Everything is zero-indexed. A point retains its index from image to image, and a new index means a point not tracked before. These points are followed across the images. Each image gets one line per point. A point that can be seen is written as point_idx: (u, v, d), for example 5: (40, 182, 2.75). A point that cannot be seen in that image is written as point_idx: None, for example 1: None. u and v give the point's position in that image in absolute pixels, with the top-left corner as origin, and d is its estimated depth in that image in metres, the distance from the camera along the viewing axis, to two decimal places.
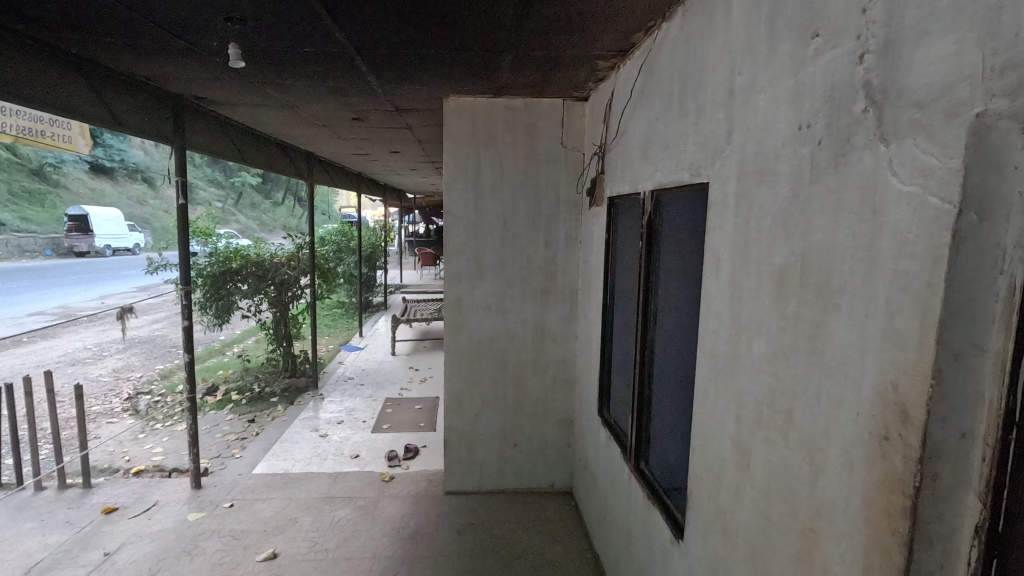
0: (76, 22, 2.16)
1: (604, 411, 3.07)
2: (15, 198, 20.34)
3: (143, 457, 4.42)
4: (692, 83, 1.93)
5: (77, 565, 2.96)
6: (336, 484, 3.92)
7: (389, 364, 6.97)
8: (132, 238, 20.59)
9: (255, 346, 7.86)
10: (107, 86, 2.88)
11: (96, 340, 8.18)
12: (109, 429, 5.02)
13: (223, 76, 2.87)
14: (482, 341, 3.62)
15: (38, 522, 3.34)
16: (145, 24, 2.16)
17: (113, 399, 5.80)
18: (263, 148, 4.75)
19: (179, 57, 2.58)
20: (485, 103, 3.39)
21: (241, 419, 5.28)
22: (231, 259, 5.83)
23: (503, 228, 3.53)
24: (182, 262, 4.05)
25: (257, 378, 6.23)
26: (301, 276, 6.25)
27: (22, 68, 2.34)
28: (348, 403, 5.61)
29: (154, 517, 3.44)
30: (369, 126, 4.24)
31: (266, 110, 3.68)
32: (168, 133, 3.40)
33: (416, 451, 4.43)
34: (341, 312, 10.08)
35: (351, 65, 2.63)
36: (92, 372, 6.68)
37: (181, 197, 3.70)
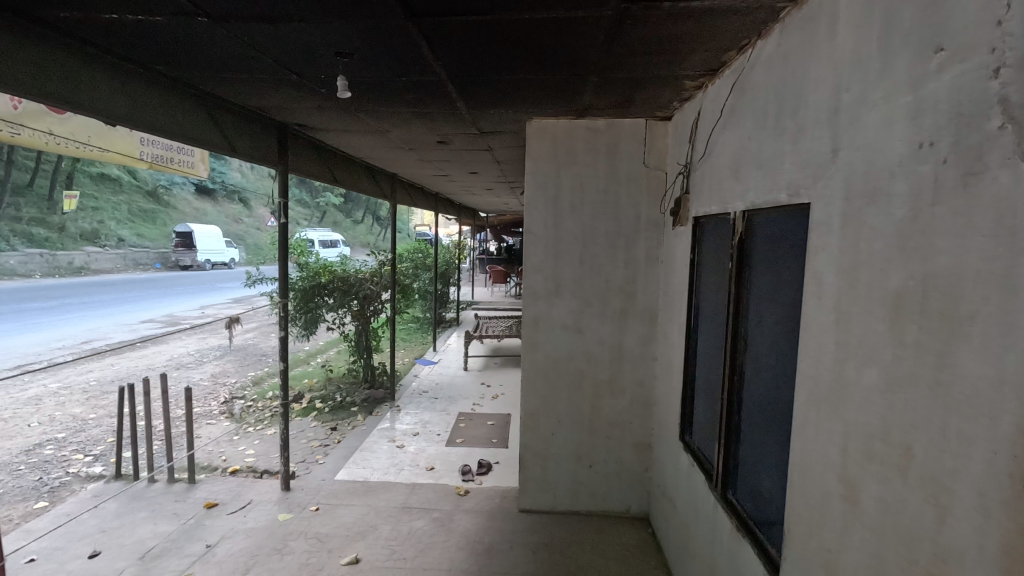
0: (206, 61, 2.41)
1: (686, 436, 2.98)
2: (133, 217, 22.75)
3: (237, 457, 4.74)
4: (790, 101, 1.87)
5: (183, 554, 3.21)
6: (413, 494, 4.02)
7: (463, 379, 7.10)
8: (229, 254, 22.44)
9: (337, 357, 8.26)
10: (224, 115, 3.18)
11: (198, 347, 8.92)
12: (208, 430, 5.43)
13: (325, 105, 3.10)
14: (558, 359, 3.62)
15: (151, 512, 3.67)
16: (267, 62, 2.39)
17: (212, 402, 6.28)
18: (353, 169, 5.03)
19: (289, 89, 2.80)
20: (567, 124, 3.45)
21: (323, 426, 5.55)
22: (320, 274, 6.19)
23: (582, 247, 3.54)
24: (280, 276, 4.34)
25: (339, 388, 6.53)
26: (382, 291, 6.49)
27: (153, 100, 2.63)
28: (423, 416, 5.75)
29: (248, 514, 3.67)
30: (453, 149, 4.41)
31: (359, 135, 3.92)
32: (273, 157, 3.68)
33: (489, 466, 4.48)
34: (416, 327, 10.42)
35: (444, 91, 2.76)
36: (194, 375, 7.30)
37: (283, 217, 4.00)
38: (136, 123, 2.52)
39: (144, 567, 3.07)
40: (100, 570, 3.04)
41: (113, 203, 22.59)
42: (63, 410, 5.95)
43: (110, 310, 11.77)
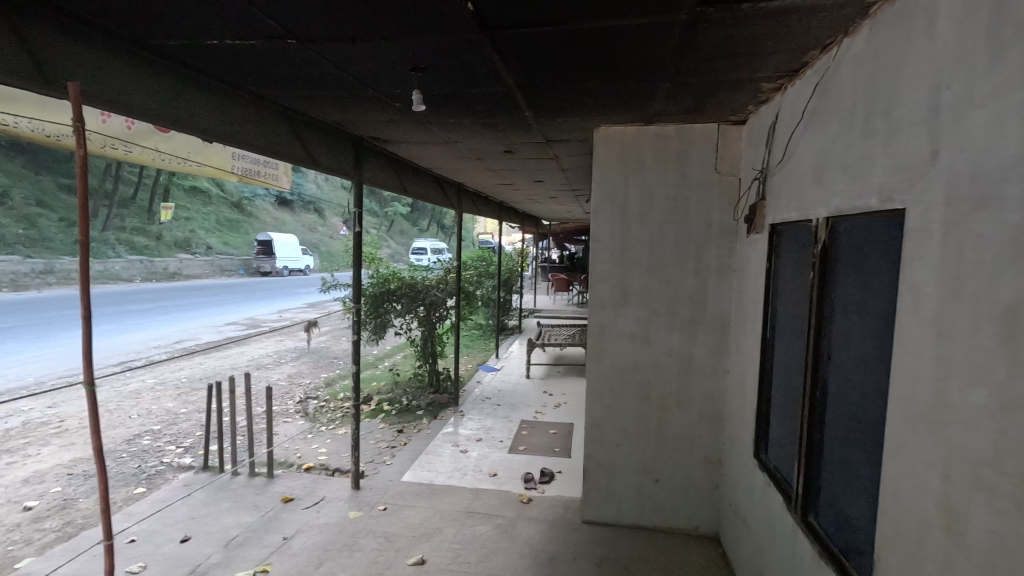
0: (293, 80, 2.57)
1: (761, 454, 2.84)
2: (220, 226, 24.49)
3: (311, 455, 4.97)
4: (881, 100, 1.77)
5: (263, 544, 3.39)
6: (476, 499, 4.06)
7: (525, 387, 7.11)
8: (304, 261, 23.69)
9: (403, 362, 8.50)
10: (306, 130, 3.37)
11: (276, 349, 9.46)
12: (285, 428, 5.73)
13: (398, 118, 3.22)
14: (625, 369, 3.56)
15: (234, 503, 3.91)
16: (348, 79, 2.51)
17: (289, 401, 6.64)
18: (422, 179, 5.19)
19: (367, 104, 2.93)
20: (635, 131, 3.40)
21: (391, 428, 5.72)
22: (389, 280, 6.40)
23: (650, 255, 3.47)
24: (354, 282, 4.53)
25: (406, 391, 6.71)
26: (448, 297, 6.63)
27: (246, 118, 2.83)
28: (486, 422, 5.81)
29: (321, 510, 3.83)
30: (519, 158, 4.46)
31: (429, 147, 4.05)
32: (350, 169, 3.86)
33: (551, 475, 4.46)
34: (479, 334, 10.56)
35: (513, 101, 2.80)
36: (273, 375, 7.76)
37: (357, 226, 4.18)
38: (233, 140, 2.72)
39: (228, 554, 3.27)
40: (190, 554, 3.27)
41: (203, 214, 24.44)
42: (159, 404, 6.47)
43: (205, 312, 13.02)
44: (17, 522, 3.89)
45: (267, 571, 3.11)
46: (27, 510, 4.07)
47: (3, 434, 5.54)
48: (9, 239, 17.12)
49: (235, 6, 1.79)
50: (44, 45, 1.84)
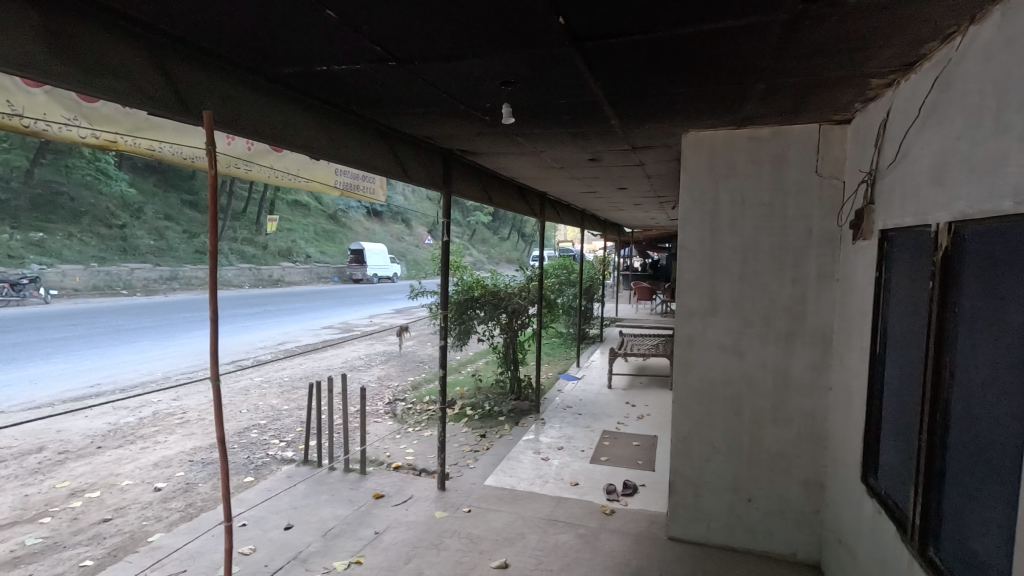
0: (392, 99, 2.74)
1: (869, 478, 2.62)
2: (317, 237, 26.26)
3: (399, 455, 5.19)
4: (1014, 93, 1.60)
5: (357, 536, 3.59)
6: (558, 508, 4.05)
7: (607, 397, 7.00)
8: (391, 269, 24.83)
9: (485, 368, 8.67)
10: (400, 146, 3.56)
11: (366, 352, 9.98)
12: (376, 427, 6.03)
13: (487, 131, 3.32)
14: (715, 382, 3.42)
15: (331, 496, 4.17)
16: (442, 96, 2.64)
17: (379, 402, 6.98)
18: (506, 189, 5.29)
19: (458, 118, 3.06)
20: (727, 135, 3.29)
21: (474, 433, 5.85)
22: (473, 288, 6.56)
23: (742, 263, 3.32)
24: (441, 289, 4.70)
25: (488, 397, 6.82)
26: (530, 305, 6.68)
27: (347, 136, 3.02)
28: (567, 431, 5.79)
29: (409, 508, 4.00)
30: (604, 166, 4.43)
31: (515, 158, 4.13)
32: (439, 181, 4.01)
33: (635, 488, 4.36)
34: (559, 342, 10.56)
35: (600, 111, 2.81)
36: (364, 377, 8.19)
37: (445, 236, 4.33)
38: (336, 157, 2.91)
39: (326, 544, 3.50)
40: (293, 541, 3.52)
41: (302, 225, 26.34)
42: (265, 401, 7.04)
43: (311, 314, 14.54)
44: (149, 501, 4.39)
45: (360, 563, 3.28)
46: (157, 491, 4.57)
47: (137, 422, 6.26)
48: (143, 250, 19.33)
49: (343, 35, 1.94)
50: (183, 79, 2.08)
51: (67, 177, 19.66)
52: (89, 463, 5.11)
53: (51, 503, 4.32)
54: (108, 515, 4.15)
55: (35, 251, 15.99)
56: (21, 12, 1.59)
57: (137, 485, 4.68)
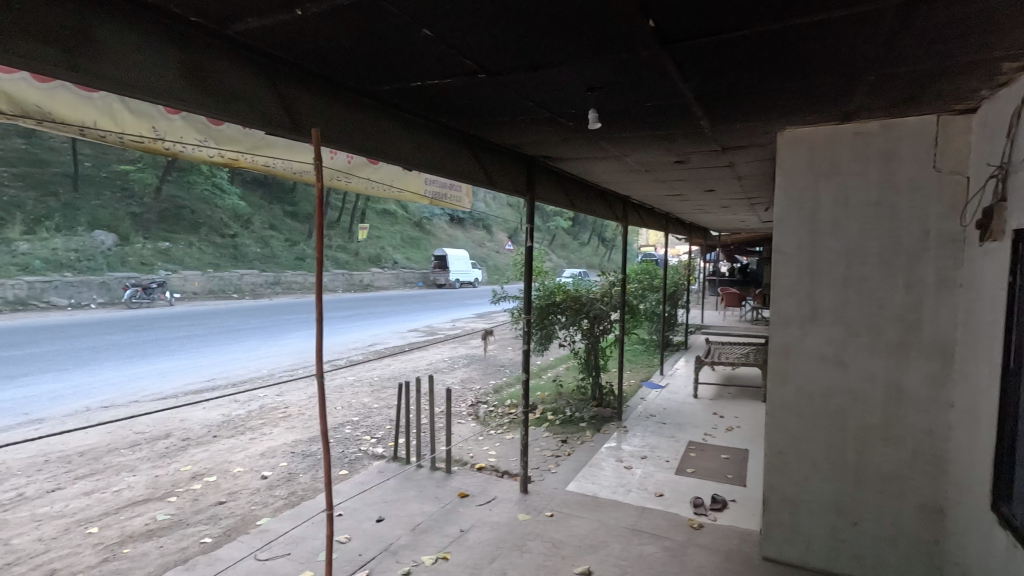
0: (480, 110, 2.83)
1: (1000, 506, 2.35)
2: (403, 243, 27.46)
3: (482, 456, 5.30)
4: None
5: (444, 533, 3.71)
6: (642, 518, 3.96)
7: (693, 407, 6.75)
8: (473, 274, 25.45)
9: (567, 373, 8.65)
10: (487, 154, 3.65)
11: (450, 355, 10.29)
12: (460, 428, 6.20)
13: (570, 136, 3.33)
14: (814, 395, 3.20)
15: (419, 492, 4.34)
16: (529, 105, 2.69)
17: (462, 404, 7.17)
18: (589, 194, 5.26)
19: (543, 126, 3.10)
20: (829, 132, 3.09)
21: (555, 438, 5.85)
22: (555, 293, 6.57)
23: (846, 267, 3.10)
24: (525, 294, 4.75)
25: (569, 402, 6.80)
26: (612, 311, 6.56)
27: (438, 147, 3.15)
28: (651, 440, 5.64)
29: (493, 509, 4.07)
30: (691, 168, 4.30)
31: (598, 162, 4.12)
32: (523, 188, 4.07)
33: (724, 503, 4.17)
34: (642, 349, 10.33)
35: (689, 112, 2.74)
36: (448, 379, 8.45)
37: (529, 242, 4.37)
38: (429, 168, 3.04)
39: (415, 538, 3.64)
40: (384, 533, 3.70)
41: (390, 233, 27.65)
42: (357, 399, 7.45)
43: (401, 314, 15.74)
44: (257, 488, 4.78)
45: (447, 558, 3.39)
46: (264, 479, 4.97)
47: (247, 415, 6.84)
48: (250, 257, 21.13)
49: (439, 52, 2.05)
50: (297, 102, 2.28)
51: (188, 193, 22.07)
52: (207, 450, 5.66)
53: (177, 484, 4.83)
54: (223, 498, 4.57)
55: (162, 259, 17.91)
56: (165, 48, 1.81)
57: (247, 472, 5.12)
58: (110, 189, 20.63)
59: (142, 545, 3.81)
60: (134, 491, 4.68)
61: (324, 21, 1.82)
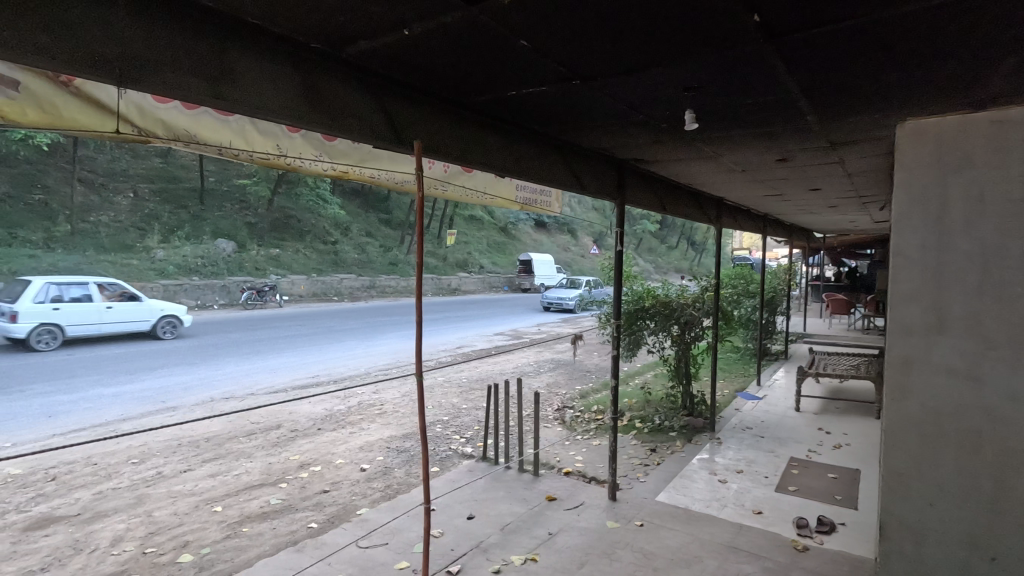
0: (573, 115, 2.85)
1: None
2: (489, 249, 28.08)
3: (569, 460, 5.29)
4: None
5: (533, 535, 3.74)
6: (740, 535, 3.77)
7: (794, 420, 6.32)
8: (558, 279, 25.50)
9: (655, 381, 8.42)
10: (576, 159, 3.64)
11: (535, 359, 10.37)
12: (546, 432, 6.23)
13: (662, 138, 3.26)
14: (944, 417, 2.55)
15: (507, 493, 4.41)
16: (623, 109, 2.67)
17: (548, 408, 7.20)
18: (680, 196, 5.10)
19: (636, 129, 3.06)
20: (960, 117, 2.50)
21: (644, 446, 5.70)
22: (643, 298, 6.42)
23: (988, 270, 2.46)
24: (614, 298, 4.68)
25: (658, 411, 6.61)
26: (704, 317, 6.27)
27: (529, 152, 3.18)
28: (747, 454, 5.35)
29: (581, 514, 4.05)
30: (794, 166, 4.05)
31: (692, 163, 3.99)
32: (613, 191, 4.02)
33: (832, 525, 3.86)
34: (737, 357, 9.83)
35: (794, 108, 2.60)
36: (535, 383, 8.51)
37: (619, 245, 4.30)
38: (489, 164, 2.85)
39: (504, 537, 3.71)
40: (475, 531, 3.80)
41: (477, 239, 28.38)
42: (447, 399, 7.72)
43: (489, 317, 16.24)
44: (357, 479, 5.09)
45: (536, 560, 3.42)
46: (363, 471, 5.28)
47: (347, 410, 7.30)
48: (349, 262, 22.54)
49: (533, 60, 2.09)
50: (402, 115, 2.41)
51: (296, 204, 24.00)
52: (312, 441, 6.10)
53: (287, 472, 5.25)
54: (327, 487, 4.91)
55: (273, 264, 19.55)
56: (289, 72, 2.00)
57: (348, 464, 5.46)
58: (230, 202, 22.87)
59: (259, 525, 4.18)
60: (251, 475, 5.14)
61: (428, 38, 1.92)
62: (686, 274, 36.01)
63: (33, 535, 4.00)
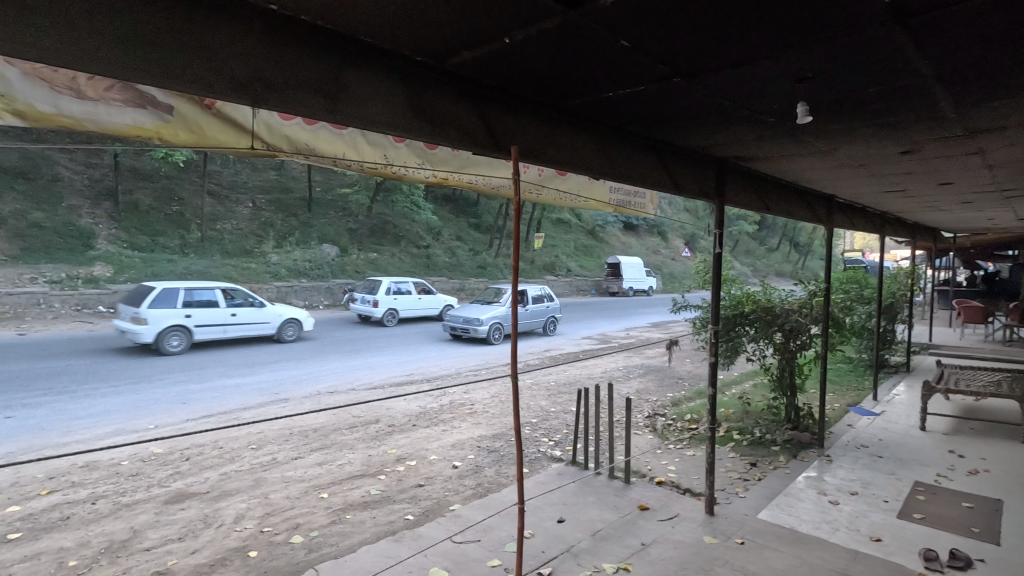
0: (671, 114, 2.75)
1: None
2: (577, 252, 27.99)
3: (661, 470, 5.12)
4: None
5: (625, 544, 3.66)
6: (856, 563, 3.45)
7: (919, 441, 5.69)
8: (647, 282, 24.89)
9: (754, 391, 7.96)
10: (672, 159, 3.53)
11: (624, 364, 10.17)
12: (637, 439, 6.09)
13: (769, 133, 3.07)
14: None
15: (598, 498, 4.36)
16: (725, 104, 2.55)
17: (638, 415, 7.03)
18: (785, 195, 4.77)
19: (739, 125, 2.91)
20: None
21: (743, 460, 5.40)
22: (742, 303, 6.08)
23: None
24: (712, 303, 4.48)
25: (758, 423, 6.23)
26: (813, 324, 5.81)
27: (622, 151, 3.11)
28: (862, 474, 4.90)
29: (676, 526, 3.91)
30: (922, 159, 3.66)
31: (801, 159, 3.73)
32: (711, 190, 3.84)
33: (968, 561, 3.43)
34: (848, 368, 9.06)
35: (925, 94, 2.35)
36: (624, 388, 8.35)
37: (717, 247, 4.10)
38: (584, 167, 2.84)
39: (596, 543, 3.66)
40: (565, 535, 3.78)
41: (564, 242, 28.40)
42: (536, 401, 7.77)
43: (577, 321, 16.16)
44: (450, 475, 5.26)
45: (628, 569, 3.34)
46: (455, 468, 5.44)
47: (439, 408, 7.57)
48: (440, 265, 23.38)
49: (633, 60, 2.05)
50: (498, 121, 2.46)
51: (392, 210, 25.32)
52: (408, 437, 6.38)
53: (385, 465, 5.53)
54: (422, 481, 5.11)
55: (372, 267, 20.73)
56: (394, 85, 2.10)
57: (441, 460, 5.65)
58: (334, 209, 24.56)
59: (360, 513, 4.44)
60: (353, 466, 5.47)
61: (526, 45, 1.95)
62: (788, 278, 33.68)
63: (171, 508, 4.51)
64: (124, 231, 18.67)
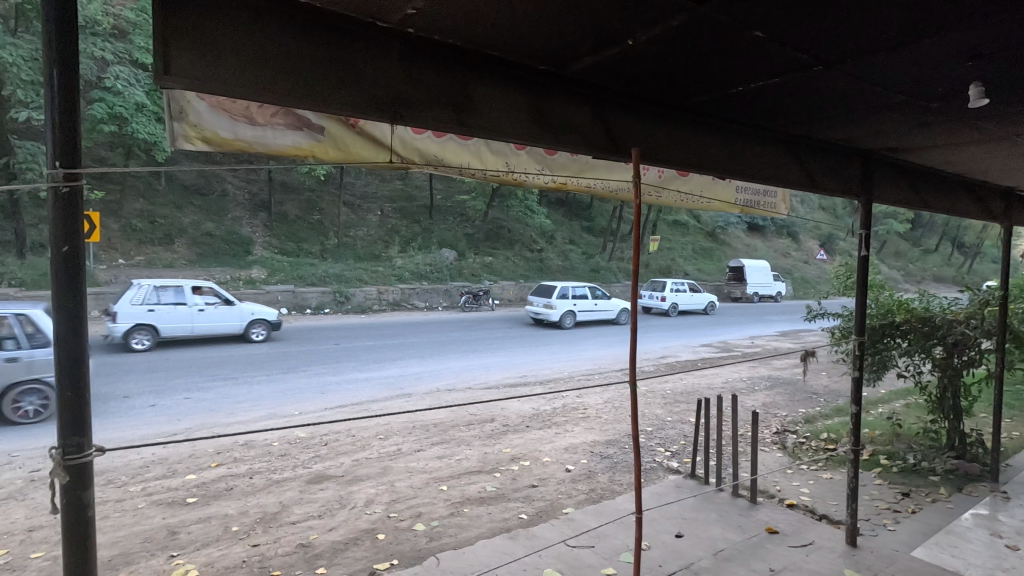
0: (810, 105, 2.54)
1: None
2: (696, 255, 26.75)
3: (792, 491, 4.70)
4: None
5: (751, 567, 3.42)
6: None
7: None
8: (775, 287, 23.12)
9: (906, 411, 7.04)
10: (809, 154, 3.24)
11: (749, 375, 9.52)
12: (765, 456, 5.66)
13: (930, 120, 2.71)
14: None
15: (720, 516, 4.12)
16: (877, 91, 2.30)
17: (766, 430, 6.54)
18: (948, 189, 4.17)
19: (892, 113, 2.61)
20: None
21: (892, 488, 4.80)
22: (894, 311, 5.42)
23: None
24: (857, 312, 4.02)
25: (912, 448, 5.49)
26: (984, 339, 4.91)
27: (750, 148, 2.92)
28: None
29: (810, 555, 3.58)
30: None
31: (970, 148, 3.25)
32: (856, 187, 3.47)
33: None
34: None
35: None
36: (749, 401, 7.82)
37: (863, 249, 3.69)
38: (710, 166, 2.71)
39: (718, 564, 3.46)
40: (684, 551, 3.63)
41: (682, 245, 27.29)
42: (651, 409, 7.54)
43: (696, 327, 15.43)
44: (564, 478, 5.28)
45: None
46: (568, 472, 5.44)
47: (552, 411, 7.62)
48: (554, 268, 23.55)
49: (767, 52, 1.94)
50: (619, 125, 2.44)
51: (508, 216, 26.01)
52: (522, 437, 6.50)
53: (500, 463, 5.68)
54: (535, 482, 5.18)
55: (487, 271, 21.46)
56: (518, 96, 2.17)
57: (555, 463, 5.69)
58: (453, 215, 25.80)
59: (477, 508, 4.60)
60: (470, 462, 5.69)
61: (651, 46, 1.92)
62: (948, 284, 29.42)
63: (313, 487, 5.01)
64: (275, 238, 21.09)
